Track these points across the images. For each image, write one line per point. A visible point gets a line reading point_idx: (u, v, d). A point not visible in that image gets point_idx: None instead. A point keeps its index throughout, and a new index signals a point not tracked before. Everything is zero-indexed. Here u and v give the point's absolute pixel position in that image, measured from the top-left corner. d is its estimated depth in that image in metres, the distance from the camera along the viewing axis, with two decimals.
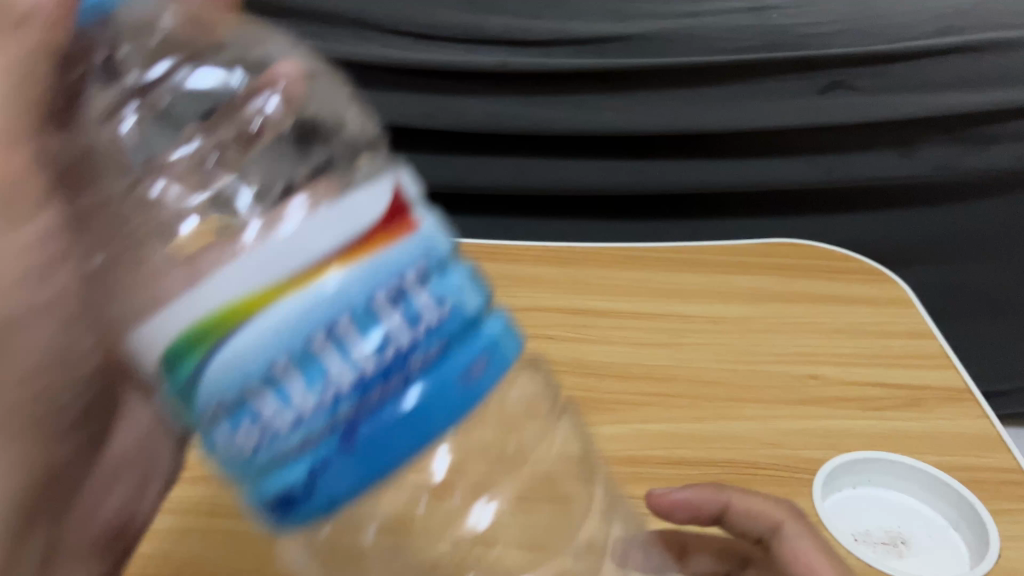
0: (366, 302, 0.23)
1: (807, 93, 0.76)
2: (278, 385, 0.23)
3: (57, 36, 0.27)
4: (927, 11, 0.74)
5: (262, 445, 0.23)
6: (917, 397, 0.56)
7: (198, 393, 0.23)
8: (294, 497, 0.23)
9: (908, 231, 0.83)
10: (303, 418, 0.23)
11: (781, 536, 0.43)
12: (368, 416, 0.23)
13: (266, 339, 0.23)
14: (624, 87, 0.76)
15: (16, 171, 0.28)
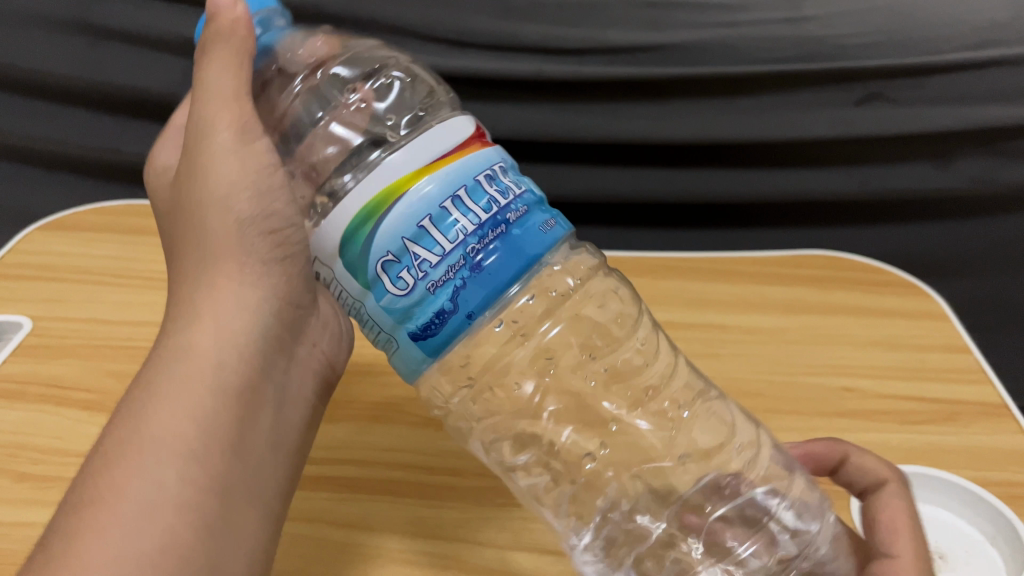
0: (471, 179, 0.34)
1: (841, 104, 0.76)
2: (427, 237, 0.33)
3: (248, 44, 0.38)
4: (966, 23, 0.73)
5: (421, 277, 0.33)
6: (955, 411, 0.56)
7: (371, 250, 0.33)
8: (444, 312, 0.33)
9: (944, 244, 0.82)
10: (446, 254, 0.33)
11: (882, 494, 0.44)
12: (488, 251, 0.33)
13: (414, 204, 0.33)
14: (657, 97, 0.76)
15: (243, 117, 0.38)
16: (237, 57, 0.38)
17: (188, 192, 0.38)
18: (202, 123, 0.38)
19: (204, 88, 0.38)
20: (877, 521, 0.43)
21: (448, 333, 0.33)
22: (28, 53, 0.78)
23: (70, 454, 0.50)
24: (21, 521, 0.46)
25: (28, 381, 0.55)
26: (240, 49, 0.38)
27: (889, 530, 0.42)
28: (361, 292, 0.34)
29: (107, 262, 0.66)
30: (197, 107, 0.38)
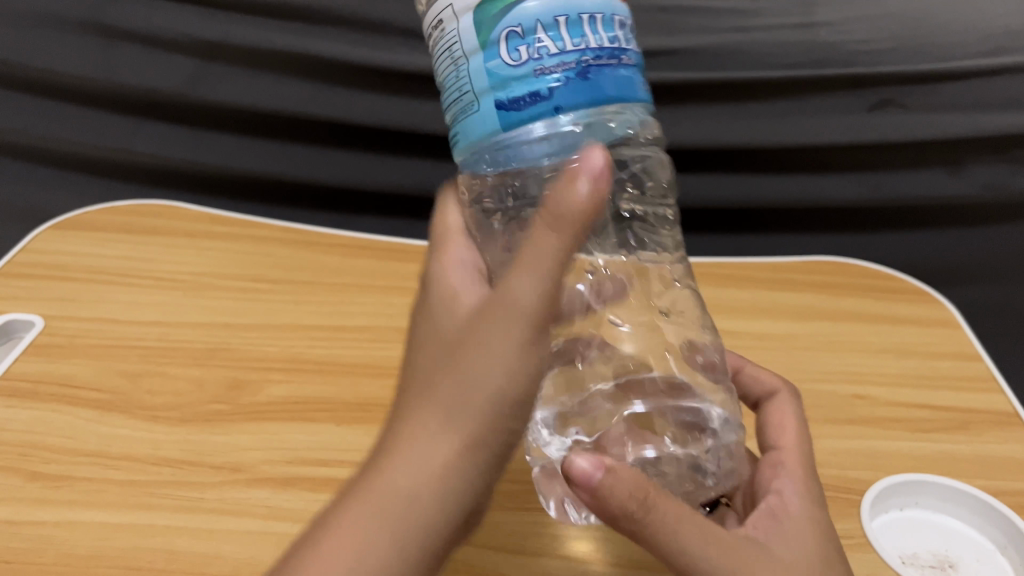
0: (609, 14, 0.36)
1: (855, 110, 0.76)
2: (555, 30, 0.34)
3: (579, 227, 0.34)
4: (980, 30, 0.75)
5: (534, 60, 0.34)
6: (966, 419, 0.56)
7: (501, 18, 0.34)
8: (538, 96, 0.34)
9: (958, 252, 0.81)
10: (564, 51, 0.34)
11: (772, 399, 0.49)
12: (597, 70, 0.34)
13: (557, 4, 0.34)
14: (670, 101, 0.76)
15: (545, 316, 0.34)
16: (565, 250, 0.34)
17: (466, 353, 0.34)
18: (509, 302, 0.33)
19: (530, 265, 0.33)
20: (771, 418, 0.48)
21: (532, 113, 0.34)
22: (42, 52, 0.78)
23: (81, 453, 0.50)
24: (33, 521, 0.46)
25: (39, 380, 0.55)
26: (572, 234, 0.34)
27: (777, 430, 0.47)
28: (473, 48, 0.35)
29: (119, 262, 0.66)
30: (510, 275, 0.34)
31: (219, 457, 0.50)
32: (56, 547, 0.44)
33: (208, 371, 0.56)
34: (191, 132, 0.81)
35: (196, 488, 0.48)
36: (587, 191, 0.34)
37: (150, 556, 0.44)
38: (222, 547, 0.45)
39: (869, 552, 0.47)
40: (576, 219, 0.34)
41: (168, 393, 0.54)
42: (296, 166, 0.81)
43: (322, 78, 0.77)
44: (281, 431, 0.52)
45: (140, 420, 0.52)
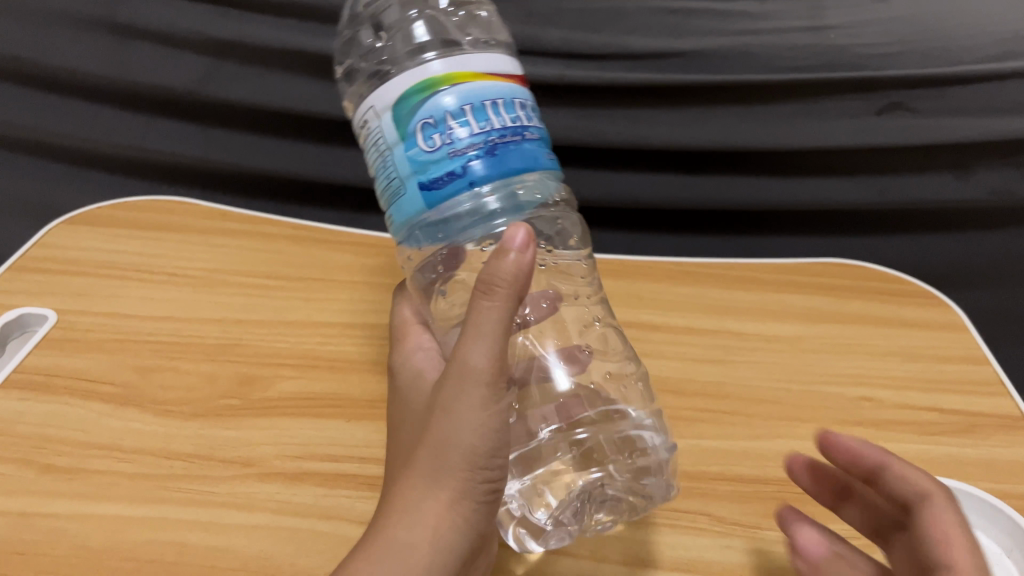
0: (510, 97, 0.39)
1: (864, 113, 0.76)
2: (462, 117, 0.38)
3: (516, 288, 0.37)
4: (989, 35, 0.75)
5: (445, 144, 0.37)
6: (973, 423, 0.56)
7: (414, 114, 0.38)
8: (453, 174, 0.37)
9: (962, 254, 0.82)
10: (471, 134, 0.38)
11: (928, 504, 0.39)
12: (504, 145, 0.38)
13: (465, 94, 0.38)
14: (679, 102, 0.77)
15: (498, 371, 0.37)
16: (506, 308, 0.37)
17: (434, 417, 0.37)
18: (463, 365, 0.37)
19: (479, 332, 0.37)
20: (933, 532, 0.38)
21: (451, 190, 0.37)
22: (54, 51, 0.78)
23: (94, 446, 0.50)
24: (47, 513, 0.46)
25: (53, 373, 0.55)
26: (510, 295, 0.37)
27: (943, 540, 0.38)
28: (395, 139, 0.39)
29: (133, 257, 0.67)
30: (460, 341, 0.37)
31: (230, 452, 0.50)
32: (69, 538, 0.45)
33: (219, 367, 0.56)
34: (202, 130, 0.82)
35: (208, 482, 0.48)
36: (517, 259, 0.37)
37: (162, 548, 0.45)
38: (232, 541, 0.45)
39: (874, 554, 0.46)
40: (507, 285, 0.37)
41: (179, 387, 0.55)
42: (306, 164, 0.82)
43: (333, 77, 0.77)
44: (291, 426, 0.52)
45: (152, 414, 0.53)
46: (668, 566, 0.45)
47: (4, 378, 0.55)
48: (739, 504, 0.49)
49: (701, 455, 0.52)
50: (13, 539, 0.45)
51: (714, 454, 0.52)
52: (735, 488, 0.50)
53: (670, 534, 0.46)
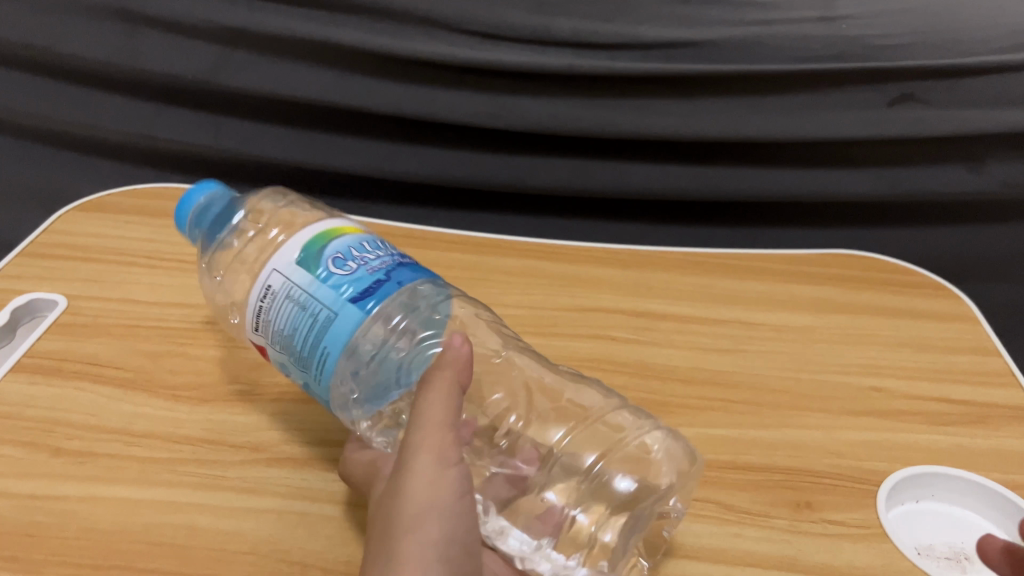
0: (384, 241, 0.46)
1: (875, 105, 0.76)
2: (362, 249, 0.43)
3: (457, 373, 0.40)
4: (1001, 27, 0.74)
5: (359, 266, 0.41)
6: (985, 414, 0.55)
7: (324, 252, 0.42)
8: (377, 284, 0.40)
9: (960, 246, 0.85)
10: (379, 258, 0.42)
11: None
12: (406, 263, 0.43)
13: (357, 236, 0.44)
14: (690, 92, 0.77)
15: (447, 445, 0.37)
16: (453, 385, 0.39)
17: (387, 497, 0.37)
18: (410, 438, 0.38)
19: (424, 409, 0.38)
20: None
21: (382, 296, 0.40)
22: (63, 39, 0.77)
23: (104, 430, 0.50)
24: (57, 495, 0.46)
25: (64, 358, 0.55)
26: (453, 376, 0.39)
27: None
28: (309, 280, 0.41)
29: (144, 245, 0.67)
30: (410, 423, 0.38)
31: (240, 437, 0.50)
32: (79, 521, 0.45)
33: (229, 353, 0.57)
34: (211, 119, 0.83)
35: (218, 466, 0.48)
36: (458, 347, 0.41)
37: (171, 530, 0.44)
38: (241, 525, 0.45)
39: (884, 543, 0.46)
40: (450, 370, 0.39)
41: (190, 372, 0.55)
42: (315, 154, 0.82)
43: (343, 66, 0.77)
44: (300, 413, 0.53)
45: (162, 399, 0.53)
46: (676, 552, 0.45)
47: (15, 362, 0.55)
48: (749, 492, 0.48)
49: (711, 444, 0.51)
50: (23, 520, 0.45)
51: (723, 442, 0.52)
52: (746, 476, 0.49)
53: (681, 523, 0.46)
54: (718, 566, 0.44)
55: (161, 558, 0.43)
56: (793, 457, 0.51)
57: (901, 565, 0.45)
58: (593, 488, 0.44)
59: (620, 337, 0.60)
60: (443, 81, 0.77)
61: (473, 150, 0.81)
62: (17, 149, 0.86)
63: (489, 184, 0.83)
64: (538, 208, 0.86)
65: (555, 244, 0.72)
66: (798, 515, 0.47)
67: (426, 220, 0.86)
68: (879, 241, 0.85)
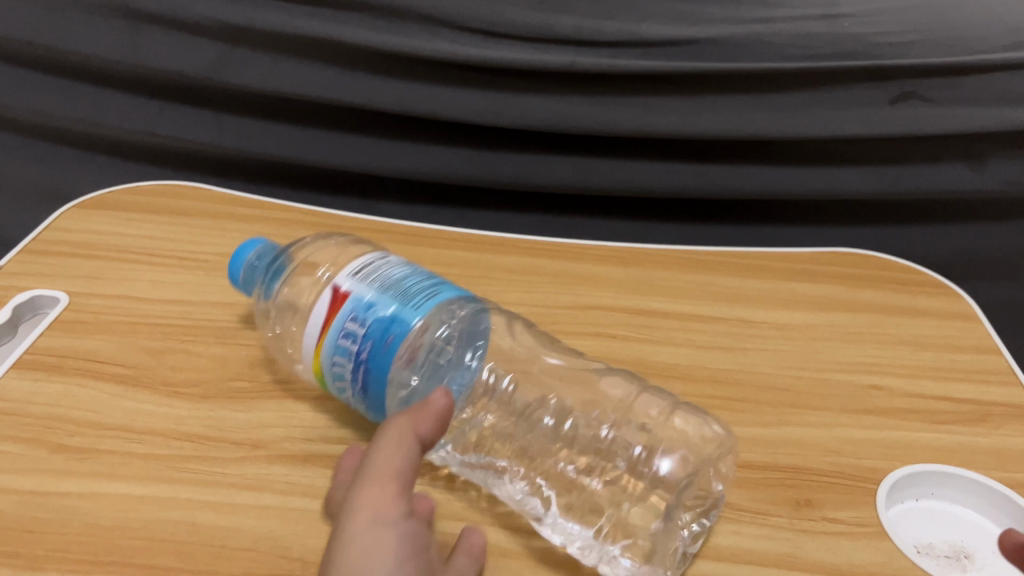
0: None
1: (877, 103, 0.76)
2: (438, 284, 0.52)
3: (410, 425, 0.37)
4: (1004, 24, 0.74)
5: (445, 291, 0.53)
6: (985, 412, 0.55)
7: None
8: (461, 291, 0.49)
9: (962, 244, 0.85)
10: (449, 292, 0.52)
11: None
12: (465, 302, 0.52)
13: None
14: (691, 90, 0.77)
15: (383, 501, 0.35)
16: (402, 437, 0.37)
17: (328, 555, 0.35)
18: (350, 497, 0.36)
19: (371, 462, 0.36)
20: None
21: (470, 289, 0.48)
22: (66, 36, 0.77)
23: (104, 426, 0.51)
24: (58, 491, 0.46)
25: (66, 355, 0.56)
26: (404, 428, 0.37)
27: None
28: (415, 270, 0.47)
29: (146, 243, 0.68)
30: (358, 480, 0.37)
31: (240, 434, 0.51)
32: (81, 517, 0.45)
33: (230, 350, 0.57)
34: (213, 116, 0.83)
35: (218, 463, 0.49)
36: (429, 400, 0.39)
37: (172, 527, 0.44)
38: (240, 522, 0.45)
39: (884, 541, 0.46)
40: (404, 422, 0.38)
41: (191, 369, 0.55)
42: (317, 151, 0.83)
43: (344, 63, 0.77)
44: (301, 409, 0.53)
45: (163, 396, 0.53)
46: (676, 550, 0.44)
47: (17, 358, 0.55)
48: (749, 490, 0.48)
49: None
50: (23, 516, 0.45)
51: None
52: (745, 474, 0.49)
53: None
54: (717, 563, 0.44)
55: (162, 554, 0.43)
56: (792, 455, 0.51)
57: (901, 563, 0.45)
58: (643, 473, 0.48)
59: (620, 335, 0.60)
60: (445, 79, 0.77)
61: (474, 148, 0.81)
62: (20, 146, 0.86)
63: (491, 182, 0.83)
64: (539, 206, 0.86)
65: (556, 242, 0.72)
66: (797, 513, 0.47)
67: (428, 218, 0.86)
68: (881, 239, 0.85)
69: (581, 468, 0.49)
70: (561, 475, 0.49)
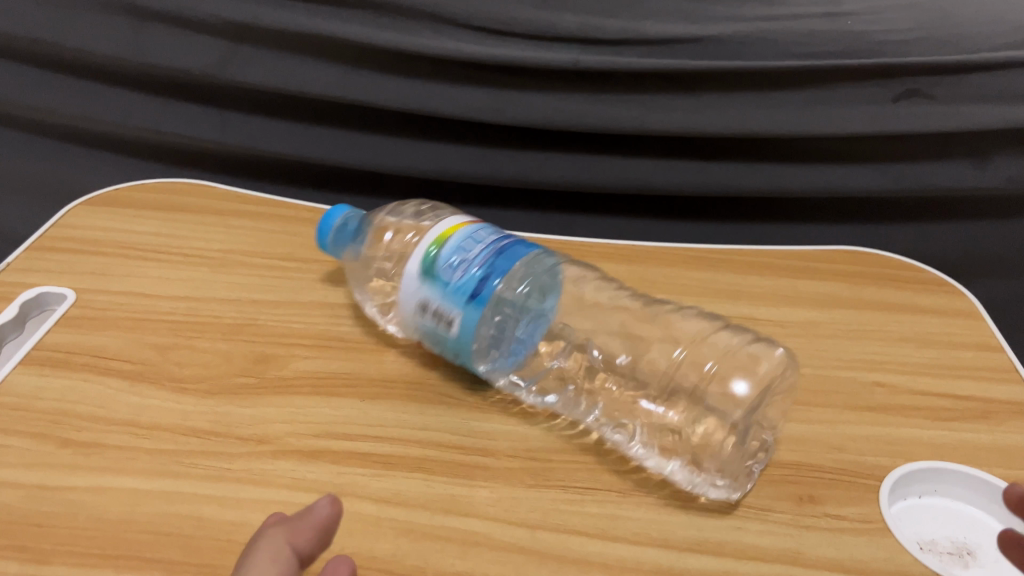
0: None
1: (880, 101, 0.76)
2: None
3: (289, 534, 0.33)
4: (1007, 22, 0.74)
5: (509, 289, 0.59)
6: (987, 409, 0.55)
7: None
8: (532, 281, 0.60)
9: (966, 241, 0.85)
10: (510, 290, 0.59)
11: None
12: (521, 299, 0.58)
13: None
14: (694, 89, 0.77)
15: None
16: (279, 547, 0.32)
17: None
18: None
19: None
20: None
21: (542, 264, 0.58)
22: (71, 34, 0.77)
23: (111, 421, 0.51)
24: (64, 486, 0.47)
25: (72, 350, 0.56)
26: (282, 538, 0.33)
27: None
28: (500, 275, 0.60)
29: (152, 239, 0.68)
30: None
31: (245, 429, 0.51)
32: (87, 511, 0.45)
33: (235, 346, 0.57)
34: (218, 113, 0.83)
35: (224, 459, 0.49)
36: (319, 503, 0.34)
37: (178, 521, 0.45)
38: (246, 516, 0.45)
39: (887, 537, 0.46)
40: (286, 531, 0.33)
41: (197, 365, 0.55)
42: (322, 149, 0.83)
43: (349, 61, 0.77)
44: (307, 404, 0.53)
45: (169, 392, 0.53)
46: (680, 545, 0.45)
47: (24, 354, 0.55)
48: (752, 487, 0.49)
49: None
50: (30, 510, 0.45)
51: None
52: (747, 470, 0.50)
53: (684, 516, 0.46)
54: (720, 559, 0.44)
55: (168, 548, 0.43)
56: (795, 452, 0.51)
57: (904, 558, 0.45)
58: (716, 397, 0.52)
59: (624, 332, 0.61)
60: (449, 77, 0.77)
61: (478, 145, 0.82)
62: (26, 143, 0.87)
63: (495, 180, 0.83)
64: (543, 204, 0.86)
65: (559, 240, 0.72)
66: (799, 510, 0.47)
67: None
68: (884, 237, 0.85)
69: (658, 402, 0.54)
70: (565, 471, 0.49)
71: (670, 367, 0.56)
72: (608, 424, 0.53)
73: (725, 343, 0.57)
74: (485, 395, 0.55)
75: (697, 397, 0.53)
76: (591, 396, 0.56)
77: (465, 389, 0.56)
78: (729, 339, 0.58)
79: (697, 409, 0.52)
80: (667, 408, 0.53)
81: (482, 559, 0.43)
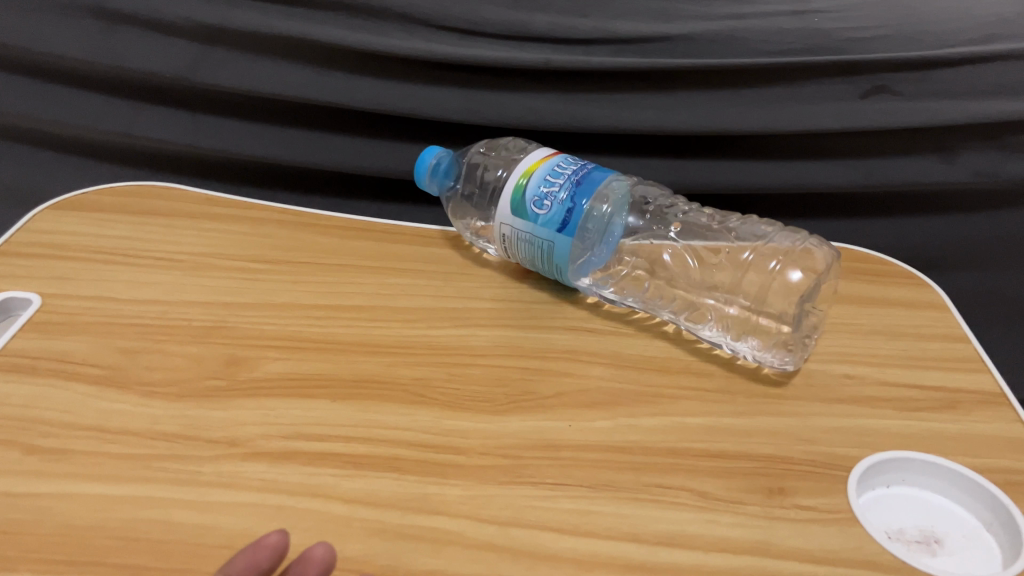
0: (553, 182, 0.59)
1: (848, 97, 0.77)
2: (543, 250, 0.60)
3: None
4: (972, 18, 0.75)
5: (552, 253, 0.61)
6: (954, 399, 0.56)
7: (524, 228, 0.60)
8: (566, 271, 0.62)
9: (938, 234, 0.86)
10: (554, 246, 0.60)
11: None
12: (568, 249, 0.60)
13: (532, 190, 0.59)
14: (665, 87, 0.77)
15: None
16: None
17: None
18: None
19: None
20: None
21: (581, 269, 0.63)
22: (40, 36, 0.77)
23: (78, 426, 0.50)
24: (31, 492, 0.46)
25: (39, 357, 0.55)
26: None
27: None
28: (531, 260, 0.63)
29: (122, 243, 0.68)
30: None
31: (216, 432, 0.51)
32: (55, 517, 0.45)
33: (206, 349, 0.57)
34: (191, 115, 0.83)
35: (195, 462, 0.48)
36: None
37: (148, 526, 0.44)
38: (217, 518, 0.45)
39: (855, 526, 0.46)
40: None
41: (166, 368, 0.55)
42: (297, 150, 0.83)
43: (321, 61, 0.77)
44: (276, 406, 0.53)
45: (139, 395, 0.53)
46: (651, 540, 0.45)
47: None
48: (724, 480, 0.49)
49: (685, 432, 0.53)
50: None
51: (696, 430, 0.53)
52: (719, 464, 0.50)
53: (656, 509, 0.47)
54: (691, 551, 0.44)
55: (137, 553, 0.43)
56: (765, 444, 0.52)
57: (871, 548, 0.45)
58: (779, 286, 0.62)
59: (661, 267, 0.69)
60: (423, 77, 0.77)
61: (453, 144, 0.82)
62: None
63: None
64: None
65: None
66: (770, 501, 0.48)
67: (408, 215, 0.87)
68: (855, 231, 0.87)
69: (725, 294, 0.64)
70: (537, 468, 0.49)
71: (734, 262, 0.66)
72: (580, 420, 0.53)
73: (780, 240, 0.67)
74: (458, 394, 0.55)
75: (763, 283, 0.63)
76: (664, 298, 0.66)
77: (440, 387, 0.56)
78: (780, 236, 0.68)
79: (758, 301, 0.62)
80: (732, 300, 0.64)
81: (454, 557, 0.43)
